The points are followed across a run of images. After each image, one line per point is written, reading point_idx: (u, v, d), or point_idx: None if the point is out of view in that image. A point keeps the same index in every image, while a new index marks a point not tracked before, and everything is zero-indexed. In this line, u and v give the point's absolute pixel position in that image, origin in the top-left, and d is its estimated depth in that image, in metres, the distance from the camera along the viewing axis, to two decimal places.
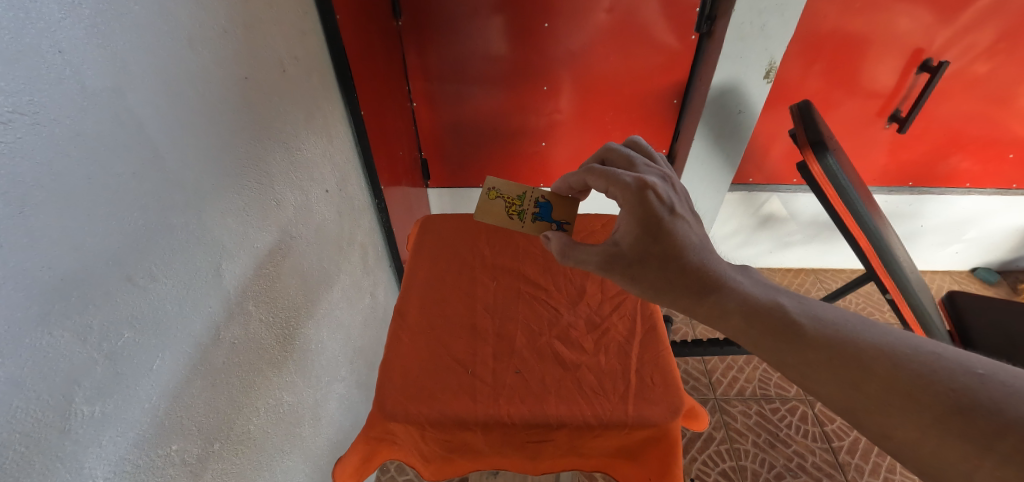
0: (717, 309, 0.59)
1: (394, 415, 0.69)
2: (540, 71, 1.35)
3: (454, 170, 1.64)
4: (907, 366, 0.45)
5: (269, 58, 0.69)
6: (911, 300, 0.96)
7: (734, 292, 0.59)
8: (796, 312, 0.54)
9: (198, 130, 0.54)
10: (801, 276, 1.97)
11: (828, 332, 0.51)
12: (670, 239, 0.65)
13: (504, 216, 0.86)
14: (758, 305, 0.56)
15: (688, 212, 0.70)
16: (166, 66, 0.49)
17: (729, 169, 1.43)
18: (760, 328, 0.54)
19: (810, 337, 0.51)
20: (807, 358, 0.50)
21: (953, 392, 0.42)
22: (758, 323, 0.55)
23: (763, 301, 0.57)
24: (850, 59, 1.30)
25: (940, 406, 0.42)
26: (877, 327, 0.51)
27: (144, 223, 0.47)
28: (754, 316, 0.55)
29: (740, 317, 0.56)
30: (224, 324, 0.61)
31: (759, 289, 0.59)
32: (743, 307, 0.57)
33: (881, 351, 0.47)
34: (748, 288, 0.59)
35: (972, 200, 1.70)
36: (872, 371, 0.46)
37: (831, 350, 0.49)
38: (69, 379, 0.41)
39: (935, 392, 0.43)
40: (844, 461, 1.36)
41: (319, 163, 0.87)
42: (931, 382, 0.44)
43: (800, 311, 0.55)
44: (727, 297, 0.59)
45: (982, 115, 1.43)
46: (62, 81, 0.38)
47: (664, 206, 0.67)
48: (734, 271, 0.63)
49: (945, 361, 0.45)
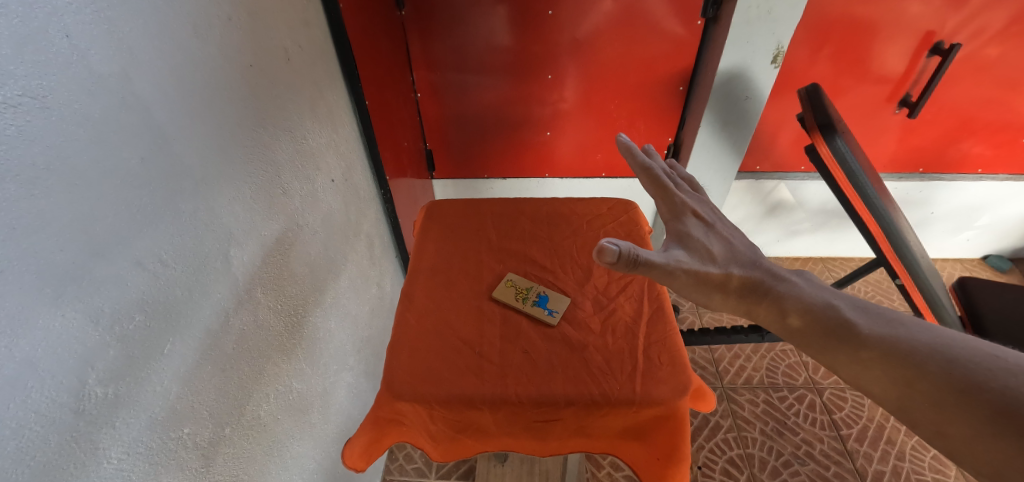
0: (774, 309, 0.59)
1: (403, 394, 0.70)
2: (544, 59, 1.34)
3: (458, 161, 1.63)
4: (960, 364, 0.43)
5: (274, 47, 0.70)
6: (921, 284, 0.94)
7: (791, 292, 0.59)
8: (851, 312, 0.54)
9: (202, 116, 0.54)
10: (809, 264, 1.94)
11: (880, 331, 0.50)
12: (716, 245, 0.68)
13: (506, 292, 0.83)
14: (813, 304, 0.57)
15: (728, 226, 0.73)
16: (170, 51, 0.49)
17: (735, 156, 1.43)
18: (814, 327, 0.55)
19: (864, 336, 0.50)
20: (860, 357, 0.50)
21: (1009, 389, 0.39)
22: (812, 321, 0.55)
23: (819, 302, 0.57)
24: (858, 44, 1.28)
25: (994, 404, 0.39)
26: (936, 329, 0.48)
27: (152, 210, 0.47)
28: (809, 314, 0.56)
29: (796, 316, 0.57)
30: (233, 311, 0.62)
31: (815, 290, 0.59)
32: (799, 305, 0.57)
33: (935, 350, 0.45)
34: (803, 289, 0.59)
35: (983, 186, 1.67)
36: (925, 369, 0.45)
37: (883, 350, 0.48)
38: (81, 360, 0.41)
39: (990, 392, 0.40)
40: (852, 448, 1.35)
41: (324, 152, 0.87)
42: (982, 381, 0.41)
43: (856, 310, 0.54)
44: (783, 296, 0.59)
45: (992, 100, 1.41)
46: (70, 66, 0.38)
47: (705, 222, 0.72)
48: (790, 273, 0.63)
49: (1007, 362, 0.42)
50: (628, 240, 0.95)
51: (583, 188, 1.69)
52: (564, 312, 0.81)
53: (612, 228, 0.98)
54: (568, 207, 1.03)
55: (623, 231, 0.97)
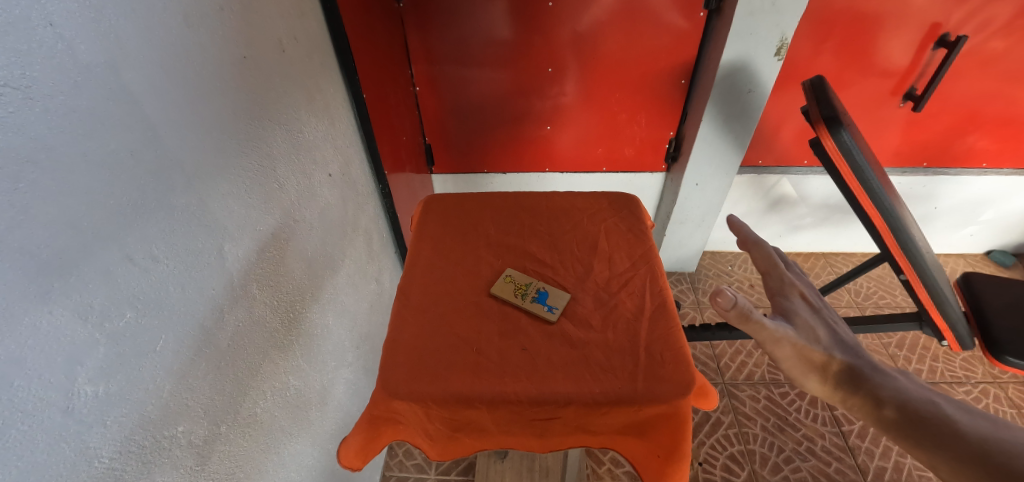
0: (871, 399, 0.56)
1: (399, 392, 0.69)
2: (545, 52, 1.32)
3: (457, 156, 1.61)
4: None
5: (268, 39, 0.68)
6: (926, 280, 0.92)
7: (891, 386, 0.56)
8: (954, 414, 0.52)
9: (194, 108, 0.53)
10: (811, 260, 1.93)
11: (985, 436, 0.48)
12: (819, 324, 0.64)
13: (504, 288, 0.82)
14: (912, 402, 0.54)
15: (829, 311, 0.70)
16: (160, 41, 0.48)
17: (737, 150, 1.41)
18: (913, 424, 0.52)
19: (966, 438, 0.48)
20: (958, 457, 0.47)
21: None
22: (910, 418, 0.53)
23: (920, 401, 0.54)
24: (863, 36, 1.27)
25: None
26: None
27: (143, 204, 0.46)
28: (908, 411, 0.53)
29: (892, 410, 0.54)
30: (228, 307, 0.61)
31: (916, 389, 0.57)
32: (898, 400, 0.54)
33: None
34: (905, 385, 0.57)
35: (987, 180, 1.66)
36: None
37: (984, 454, 0.47)
38: (70, 358, 0.40)
39: None
40: (854, 444, 1.35)
41: (321, 146, 0.86)
42: None
43: (958, 413, 0.52)
44: (882, 388, 0.56)
45: (998, 93, 1.39)
46: (54, 56, 0.37)
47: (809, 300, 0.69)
48: (891, 369, 0.60)
49: None
50: (629, 235, 0.94)
51: (584, 183, 1.67)
52: (564, 308, 0.80)
53: (612, 223, 0.97)
54: (569, 202, 1.02)
55: (624, 226, 0.96)
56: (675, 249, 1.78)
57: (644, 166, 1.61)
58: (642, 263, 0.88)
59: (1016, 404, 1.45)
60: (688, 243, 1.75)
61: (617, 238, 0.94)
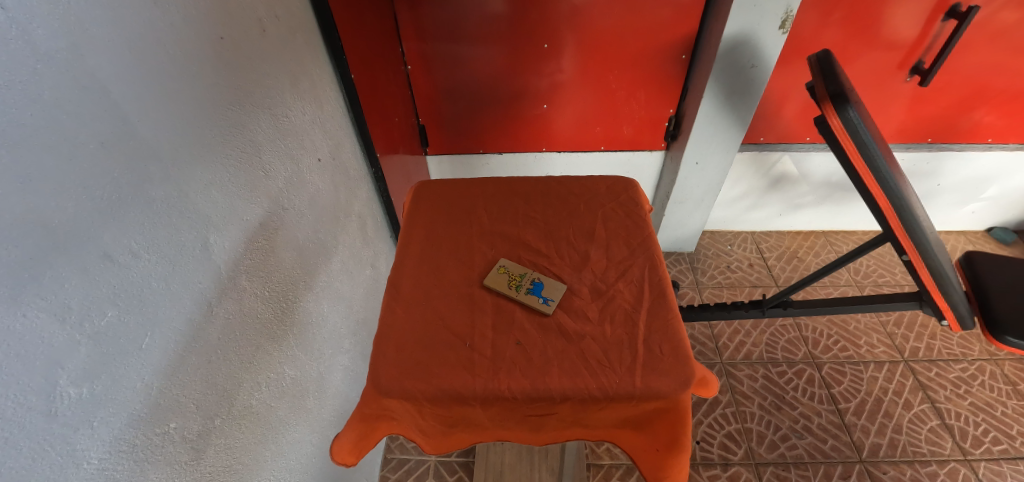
0: None
1: (390, 390, 0.68)
2: (541, 27, 1.27)
3: (451, 137, 1.57)
4: None
5: (247, 17, 0.64)
6: (931, 262, 0.91)
7: None
8: None
9: (167, 96, 0.50)
10: (810, 239, 1.91)
11: None
12: None
13: (500, 284, 0.80)
14: None
15: None
16: (125, 21, 0.45)
17: (738, 128, 1.39)
18: None
19: None
20: None
21: None
22: None
23: None
24: (871, 7, 1.22)
25: None
26: None
27: (118, 199, 0.44)
28: None
29: None
30: (216, 300, 0.59)
31: None
32: None
33: None
34: None
35: (992, 156, 1.63)
36: None
37: None
38: (49, 360, 0.38)
39: None
40: (851, 421, 1.36)
41: (309, 131, 0.83)
42: None
43: None
44: None
45: (1006, 67, 1.35)
46: (10, 43, 0.34)
47: None
48: None
49: None
50: (628, 220, 0.92)
51: (581, 164, 1.64)
52: (558, 300, 0.78)
53: (610, 208, 0.95)
54: (565, 186, 1.00)
55: (622, 212, 0.94)
56: (674, 229, 1.76)
57: (643, 145, 1.57)
58: (640, 251, 0.87)
59: (1011, 380, 1.46)
60: (688, 223, 1.73)
61: (616, 224, 0.92)
